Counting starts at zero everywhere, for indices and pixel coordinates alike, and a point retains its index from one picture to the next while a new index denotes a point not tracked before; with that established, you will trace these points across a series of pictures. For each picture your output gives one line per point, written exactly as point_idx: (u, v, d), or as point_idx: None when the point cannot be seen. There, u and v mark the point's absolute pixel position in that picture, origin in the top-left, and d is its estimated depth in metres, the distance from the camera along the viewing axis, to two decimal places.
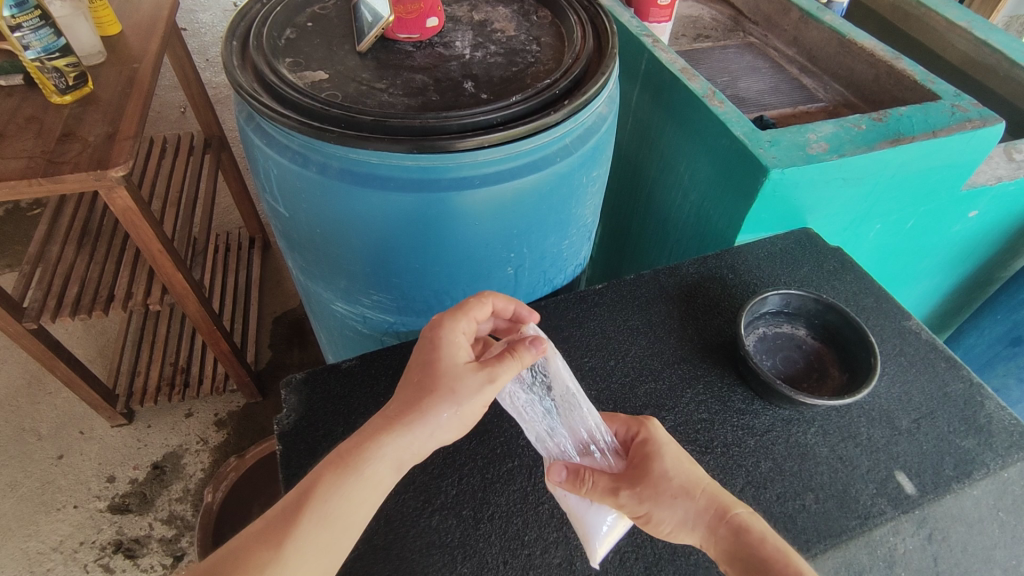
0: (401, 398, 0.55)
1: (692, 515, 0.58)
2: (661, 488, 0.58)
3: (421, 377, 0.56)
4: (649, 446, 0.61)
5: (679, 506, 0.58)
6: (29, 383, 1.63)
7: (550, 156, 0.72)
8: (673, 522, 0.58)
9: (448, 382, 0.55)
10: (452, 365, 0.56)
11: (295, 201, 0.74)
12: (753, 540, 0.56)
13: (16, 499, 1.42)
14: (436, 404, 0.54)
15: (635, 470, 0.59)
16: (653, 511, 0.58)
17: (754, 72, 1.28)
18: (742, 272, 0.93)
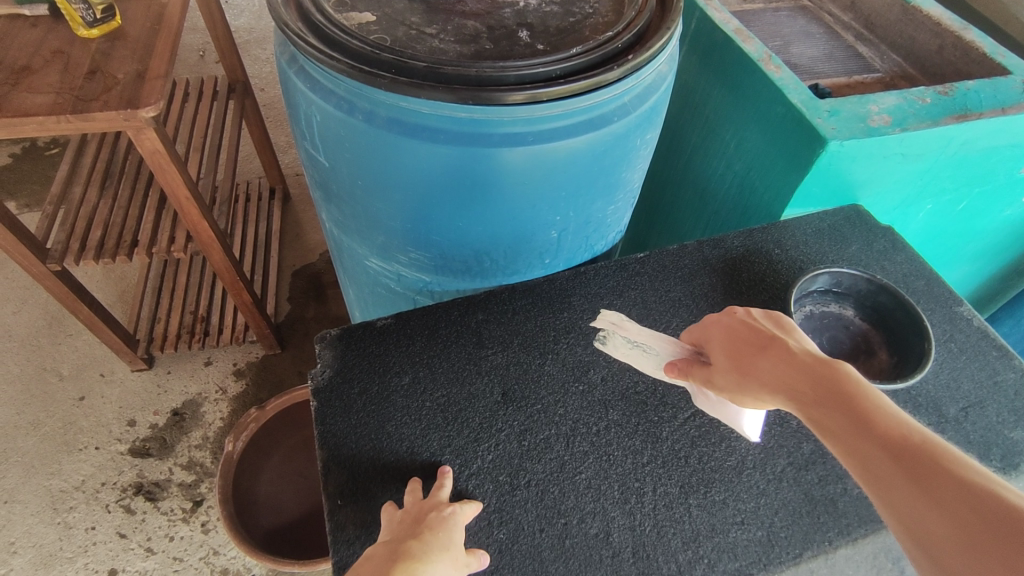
0: (403, 543, 0.57)
1: (779, 370, 0.59)
2: (745, 354, 0.62)
3: (431, 533, 0.58)
4: (736, 322, 0.66)
5: (764, 364, 0.60)
6: (50, 324, 1.63)
7: (607, 115, 0.68)
8: (761, 383, 0.60)
9: (449, 554, 0.58)
10: (456, 538, 0.59)
11: (337, 150, 0.71)
12: (847, 399, 0.55)
13: (39, 437, 1.44)
14: (434, 569, 0.57)
15: (723, 347, 0.64)
16: (743, 377, 0.61)
17: (807, 37, 1.21)
18: (789, 248, 0.90)
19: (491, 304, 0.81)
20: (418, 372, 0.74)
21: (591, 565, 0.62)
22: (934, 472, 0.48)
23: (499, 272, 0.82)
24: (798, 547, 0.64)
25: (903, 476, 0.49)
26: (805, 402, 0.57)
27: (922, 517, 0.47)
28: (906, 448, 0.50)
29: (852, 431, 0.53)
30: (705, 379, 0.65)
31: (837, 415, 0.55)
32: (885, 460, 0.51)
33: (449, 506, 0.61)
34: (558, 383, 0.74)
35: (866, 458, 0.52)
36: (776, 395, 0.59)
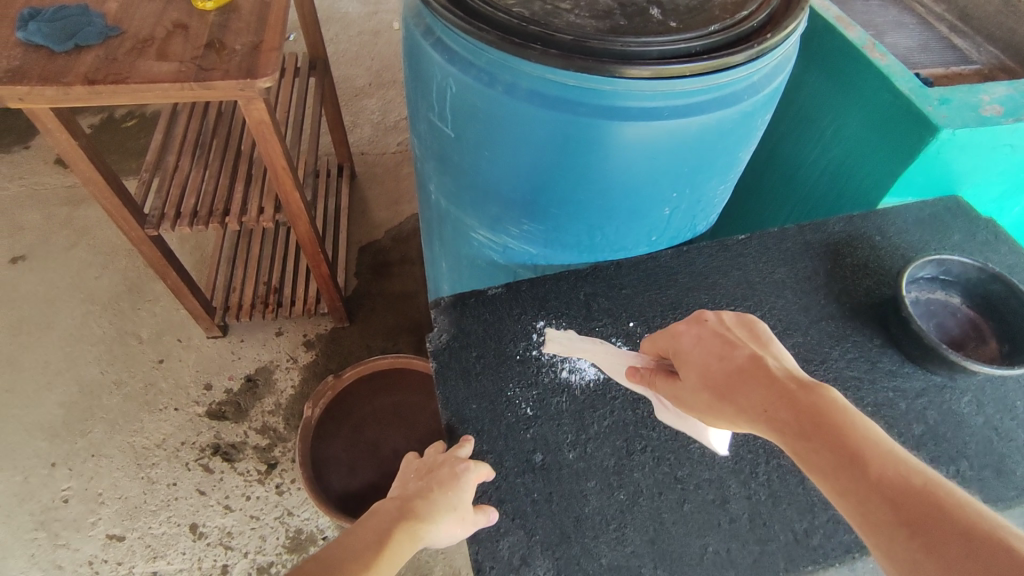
0: (410, 502, 0.62)
1: (761, 397, 0.56)
2: (719, 376, 0.58)
3: (438, 495, 0.61)
4: (705, 334, 0.62)
5: (743, 389, 0.57)
6: (129, 289, 1.69)
7: (738, 92, 0.69)
8: (737, 408, 0.57)
9: (454, 513, 0.60)
10: (464, 497, 0.62)
11: (468, 121, 0.73)
12: (833, 437, 0.52)
13: (122, 395, 1.50)
14: (435, 527, 0.60)
15: (696, 366, 0.60)
16: (717, 403, 0.58)
17: (901, 26, 1.20)
18: (890, 235, 0.90)
19: (600, 278, 0.83)
20: (531, 340, 0.77)
21: (710, 530, 0.64)
22: (937, 521, 0.46)
23: (606, 248, 0.84)
24: None
25: (905, 525, 0.47)
26: (790, 435, 0.54)
27: (928, 570, 0.45)
28: (903, 493, 0.48)
29: (842, 469, 0.51)
30: (675, 396, 0.63)
31: (826, 453, 0.52)
32: (883, 506, 0.48)
33: (462, 462, 0.64)
34: None
35: (862, 504, 0.49)
36: (756, 424, 0.56)
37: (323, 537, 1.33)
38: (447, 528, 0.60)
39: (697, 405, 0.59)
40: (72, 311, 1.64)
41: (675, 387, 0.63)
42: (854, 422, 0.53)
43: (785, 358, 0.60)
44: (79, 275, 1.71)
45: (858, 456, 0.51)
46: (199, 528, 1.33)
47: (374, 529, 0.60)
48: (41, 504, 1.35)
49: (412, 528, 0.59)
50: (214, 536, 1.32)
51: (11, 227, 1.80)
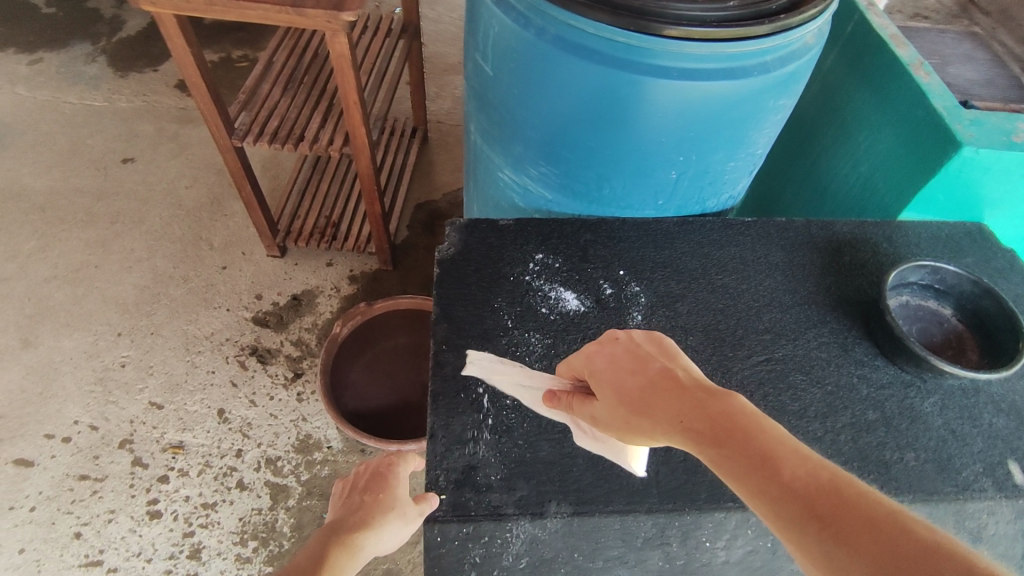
0: (344, 520, 0.64)
1: (672, 406, 0.53)
2: (634, 388, 0.56)
3: (373, 502, 0.66)
4: (621, 350, 0.60)
5: (656, 403, 0.54)
6: (211, 202, 1.89)
7: (748, 68, 0.75)
8: (654, 421, 0.54)
9: (394, 512, 0.65)
10: (398, 496, 0.67)
11: (504, 60, 0.83)
12: (741, 439, 0.50)
13: (187, 290, 1.69)
14: (376, 532, 0.63)
15: (611, 384, 0.58)
16: (633, 416, 0.56)
17: (970, 60, 1.20)
18: (898, 244, 0.92)
19: (602, 228, 0.90)
20: (527, 267, 0.85)
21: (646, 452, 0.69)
22: (845, 515, 0.44)
23: (613, 203, 0.91)
24: None
25: (816, 523, 0.44)
26: (703, 442, 0.51)
27: (845, 568, 0.42)
28: (813, 490, 0.46)
29: (758, 477, 0.48)
30: (593, 416, 0.60)
31: (737, 457, 0.49)
32: (795, 506, 0.45)
33: (388, 468, 0.71)
34: (646, 305, 0.82)
35: (776, 504, 0.46)
36: (671, 434, 0.52)
37: (328, 446, 1.45)
38: (394, 528, 0.64)
39: (614, 423, 0.57)
40: (161, 212, 1.86)
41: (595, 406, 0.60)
42: (760, 424, 0.51)
43: (693, 368, 0.58)
44: (173, 183, 1.93)
45: (765, 456, 0.48)
46: (226, 414, 1.49)
47: (321, 548, 0.61)
48: (103, 364, 1.55)
49: (353, 542, 0.61)
50: (236, 423, 1.48)
51: (126, 133, 2.05)
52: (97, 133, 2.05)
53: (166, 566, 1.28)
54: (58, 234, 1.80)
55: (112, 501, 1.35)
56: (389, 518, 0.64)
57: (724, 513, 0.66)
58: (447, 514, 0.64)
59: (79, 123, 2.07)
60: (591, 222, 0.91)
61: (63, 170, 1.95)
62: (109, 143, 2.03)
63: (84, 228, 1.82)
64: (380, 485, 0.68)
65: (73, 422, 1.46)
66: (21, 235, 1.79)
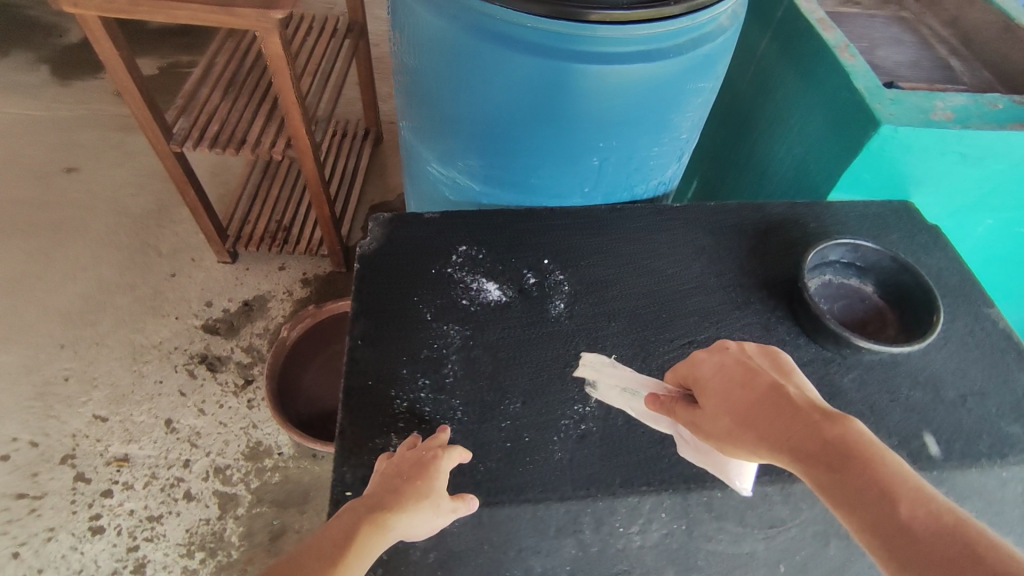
0: (378, 497, 0.58)
1: (783, 423, 0.53)
2: (742, 402, 0.56)
3: (408, 484, 0.59)
4: (731, 362, 0.60)
5: (763, 421, 0.54)
6: (159, 210, 1.85)
7: (664, 50, 0.74)
8: (759, 436, 0.54)
9: (429, 501, 0.59)
10: (438, 485, 0.60)
11: (424, 52, 0.81)
12: (861, 470, 0.49)
13: (133, 299, 1.66)
14: (408, 518, 0.57)
15: (719, 396, 0.58)
16: (737, 430, 0.56)
17: (898, 43, 1.22)
18: (828, 223, 0.91)
19: (530, 217, 0.89)
20: (450, 259, 0.84)
21: (560, 439, 0.69)
22: (959, 556, 0.43)
23: (541, 192, 0.90)
24: (759, 470, 0.67)
25: (936, 572, 0.44)
26: (814, 463, 0.51)
27: None
28: (927, 527, 0.46)
29: (870, 508, 0.48)
30: (692, 424, 0.61)
31: (850, 485, 0.49)
32: (912, 548, 0.45)
33: (431, 451, 0.62)
34: (570, 293, 0.81)
35: (889, 541, 0.46)
36: (777, 451, 0.53)
37: (279, 452, 1.43)
38: (425, 522, 0.58)
39: (716, 433, 0.57)
40: (107, 221, 1.82)
41: (694, 414, 0.61)
42: (885, 458, 0.50)
43: (807, 387, 0.57)
44: (119, 191, 1.89)
45: (886, 491, 0.48)
46: (173, 423, 1.45)
47: (347, 525, 0.56)
48: (45, 378, 1.51)
49: (382, 523, 0.56)
50: (184, 432, 1.44)
51: (70, 142, 2.01)
52: (40, 143, 2.00)
53: None
54: None
55: (53, 517, 1.32)
56: (422, 512, 0.58)
57: (638, 496, 0.65)
58: None
59: (21, 134, 2.03)
60: (517, 212, 0.90)
61: (3, 182, 1.90)
62: (53, 153, 1.98)
63: (26, 240, 1.77)
64: (416, 471, 0.60)
65: (13, 438, 1.42)
66: None
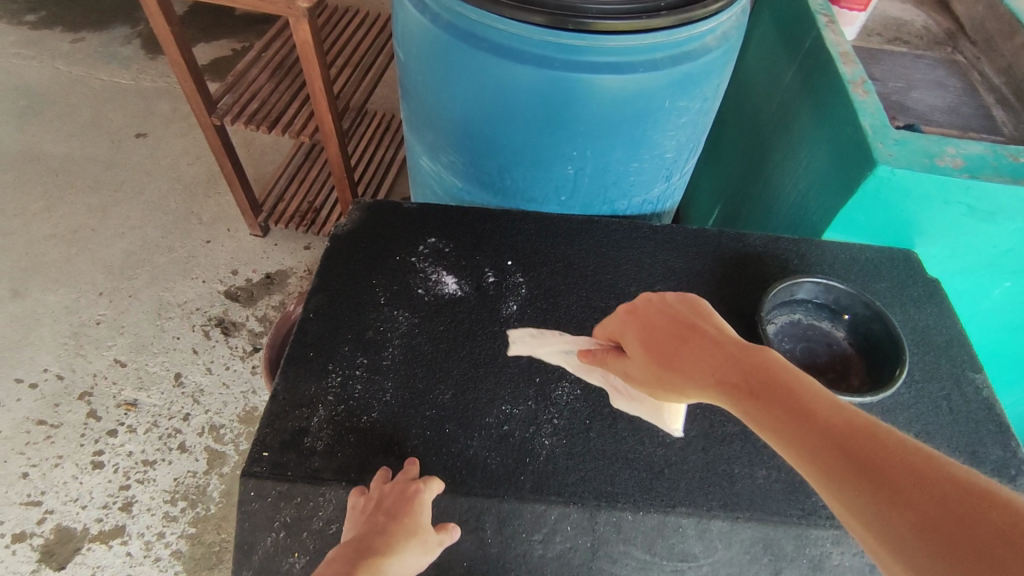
0: (369, 539, 0.57)
1: (706, 359, 0.54)
2: (666, 345, 0.57)
3: (397, 524, 0.59)
4: (655, 310, 0.61)
5: (687, 360, 0.55)
6: (208, 180, 1.98)
7: (633, 64, 0.74)
8: (685, 375, 0.55)
9: (415, 538, 0.59)
10: (424, 519, 0.61)
11: (412, 47, 0.84)
12: (778, 391, 0.49)
13: (169, 259, 1.78)
14: (401, 559, 0.57)
15: (643, 339, 0.60)
16: (665, 371, 0.57)
17: (939, 86, 1.15)
18: (810, 263, 0.88)
19: (503, 219, 0.90)
20: (416, 249, 0.86)
21: (480, 435, 0.69)
22: (886, 459, 0.42)
23: (518, 194, 0.91)
24: (674, 499, 0.66)
25: (861, 478, 0.42)
26: (738, 396, 0.51)
27: (889, 521, 0.40)
28: (855, 438, 0.44)
29: (793, 426, 0.47)
30: (625, 371, 0.62)
31: (772, 410, 0.49)
32: (837, 457, 0.44)
33: (414, 484, 0.62)
34: (525, 297, 0.82)
35: (815, 457, 0.45)
36: (703, 388, 0.53)
37: None
38: (413, 560, 0.59)
39: (647, 379, 0.58)
40: (160, 185, 1.96)
41: (625, 361, 0.62)
42: (801, 380, 0.50)
43: (727, 328, 0.58)
44: (177, 159, 2.03)
45: (803, 405, 0.48)
46: (182, 378, 1.54)
47: (336, 573, 0.54)
48: (80, 320, 1.64)
49: (378, 568, 0.56)
50: (189, 388, 1.53)
51: (144, 110, 2.18)
52: (118, 108, 2.18)
53: (98, 515, 1.33)
54: (64, 197, 1.92)
55: (62, 447, 1.42)
56: (409, 547, 0.58)
57: (544, 505, 0.65)
58: (264, 471, 0.65)
59: (103, 98, 2.22)
60: (492, 212, 0.91)
61: (80, 140, 2.08)
62: (127, 118, 2.15)
63: (88, 193, 1.93)
64: (405, 507, 0.60)
65: (43, 369, 1.55)
66: (32, 195, 1.92)
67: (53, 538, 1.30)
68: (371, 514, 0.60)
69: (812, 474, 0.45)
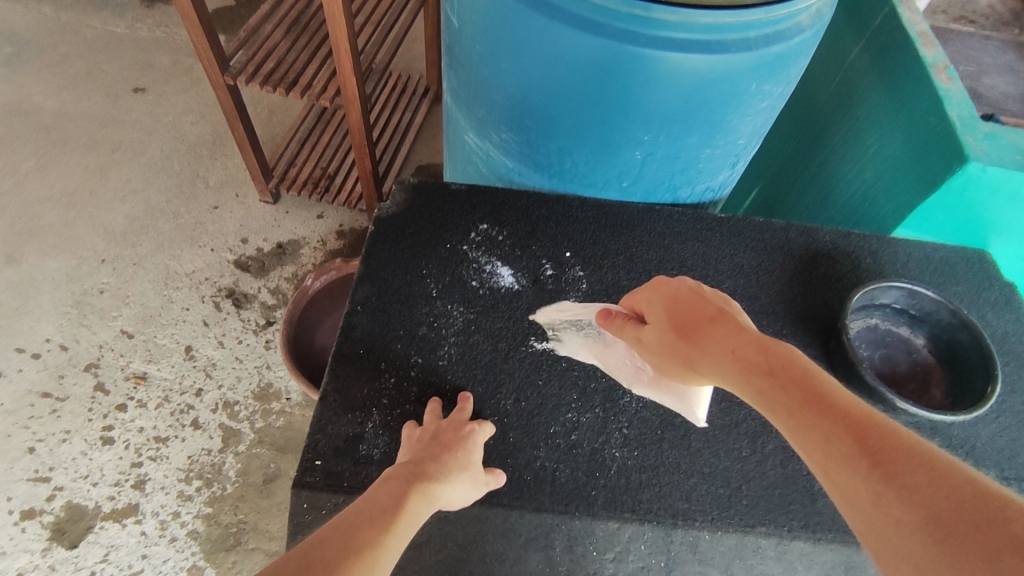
0: (422, 463, 0.56)
1: (729, 339, 0.57)
2: (690, 320, 0.59)
3: (451, 454, 0.57)
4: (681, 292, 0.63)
5: (712, 341, 0.57)
6: (214, 141, 1.88)
7: (726, 43, 0.66)
8: (704, 350, 0.57)
9: (468, 473, 0.57)
10: (475, 458, 0.59)
11: (469, 12, 0.76)
12: (797, 379, 0.53)
13: (175, 225, 1.69)
14: (452, 487, 0.55)
15: (669, 311, 0.61)
16: (684, 344, 0.59)
17: (1010, 72, 1.09)
18: (883, 263, 0.83)
19: (558, 205, 0.84)
20: (467, 237, 0.80)
21: (546, 445, 0.64)
22: (900, 458, 0.46)
23: (575, 179, 0.85)
24: (754, 519, 0.62)
25: (869, 464, 0.46)
26: (755, 374, 0.54)
27: (891, 504, 0.44)
28: (868, 431, 0.48)
29: (808, 409, 0.51)
30: (638, 340, 0.63)
31: (793, 394, 0.52)
32: (847, 442, 0.48)
33: (468, 424, 0.62)
34: (586, 293, 0.76)
35: (827, 440, 0.49)
36: (721, 361, 0.56)
37: (286, 397, 1.44)
38: (463, 493, 0.56)
39: (664, 350, 0.60)
40: (163, 145, 1.85)
41: (640, 333, 0.63)
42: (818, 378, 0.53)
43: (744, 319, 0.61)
44: (179, 118, 1.92)
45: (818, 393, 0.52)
46: (193, 351, 1.48)
47: (388, 491, 0.53)
48: (82, 287, 1.56)
49: (430, 490, 0.54)
50: (201, 362, 1.47)
51: (142, 63, 2.05)
52: (114, 60, 2.05)
53: (110, 493, 1.29)
54: (60, 155, 1.81)
55: (69, 421, 1.37)
56: (461, 480, 0.56)
57: (618, 523, 0.61)
58: (318, 482, 0.60)
59: (98, 48, 2.08)
60: (547, 198, 0.84)
61: (75, 93, 1.96)
62: (124, 71, 2.03)
63: (86, 152, 1.82)
64: (459, 442, 0.59)
65: (46, 339, 1.48)
66: (25, 152, 1.81)
67: (63, 516, 1.26)
68: (422, 444, 0.59)
69: (819, 455, 0.49)
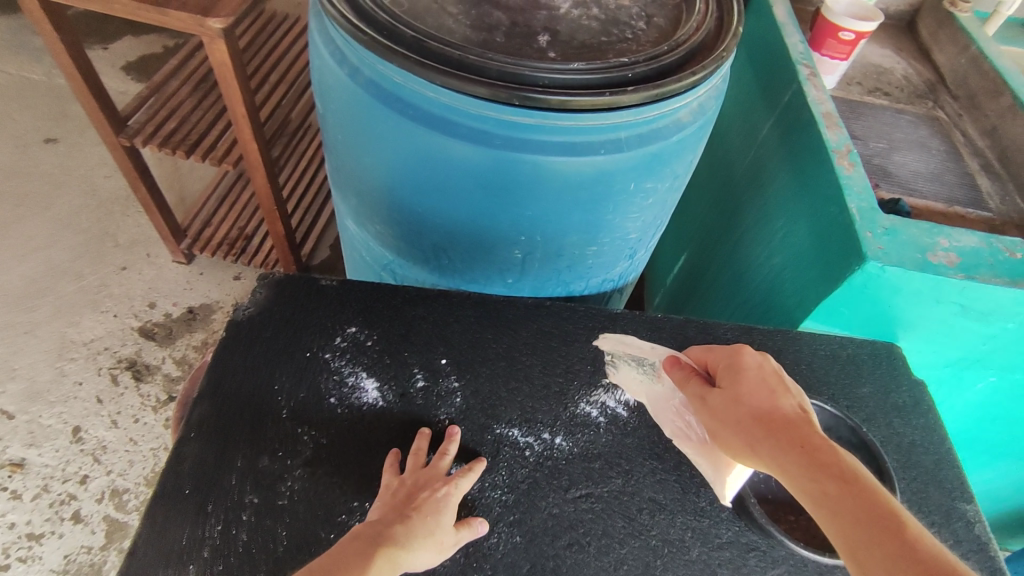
0: (389, 527, 0.56)
1: (801, 431, 0.56)
2: (765, 403, 0.59)
3: (421, 518, 0.56)
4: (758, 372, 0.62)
5: (787, 432, 0.56)
6: (128, 196, 1.78)
7: (593, 145, 0.61)
8: (772, 433, 0.56)
9: (433, 538, 0.56)
10: (445, 521, 0.57)
11: (329, 101, 0.70)
12: (865, 491, 0.51)
13: (75, 288, 1.57)
14: (415, 555, 0.55)
15: (744, 387, 0.61)
16: (754, 421, 0.58)
17: (921, 149, 1.07)
18: (787, 362, 0.78)
19: (437, 303, 0.76)
20: (331, 343, 0.72)
21: None
22: None
23: (458, 274, 0.78)
24: None
25: None
26: (825, 472, 0.53)
27: None
28: (932, 564, 0.46)
29: (868, 523, 0.49)
30: (702, 400, 0.63)
31: (856, 505, 0.51)
32: (908, 568, 0.46)
33: (444, 485, 0.60)
34: (459, 409, 0.68)
35: (888, 560, 0.47)
36: (788, 449, 0.55)
37: None
38: (425, 559, 0.56)
39: (727, 417, 0.59)
40: (71, 200, 1.74)
41: (704, 394, 0.63)
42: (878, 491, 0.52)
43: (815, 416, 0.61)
44: (93, 171, 1.82)
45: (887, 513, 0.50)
46: (81, 433, 1.35)
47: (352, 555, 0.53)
48: None
49: (394, 556, 0.54)
50: (89, 445, 1.34)
51: (58, 112, 1.95)
52: (27, 108, 1.94)
53: None
54: None
55: None
56: (429, 540, 0.56)
57: None
58: None
59: (12, 95, 1.97)
60: (425, 294, 0.77)
61: None
62: (38, 120, 1.92)
63: None
64: (438, 504, 0.58)
65: None
66: None
67: None
68: (396, 506, 0.58)
69: (874, 569, 0.48)
